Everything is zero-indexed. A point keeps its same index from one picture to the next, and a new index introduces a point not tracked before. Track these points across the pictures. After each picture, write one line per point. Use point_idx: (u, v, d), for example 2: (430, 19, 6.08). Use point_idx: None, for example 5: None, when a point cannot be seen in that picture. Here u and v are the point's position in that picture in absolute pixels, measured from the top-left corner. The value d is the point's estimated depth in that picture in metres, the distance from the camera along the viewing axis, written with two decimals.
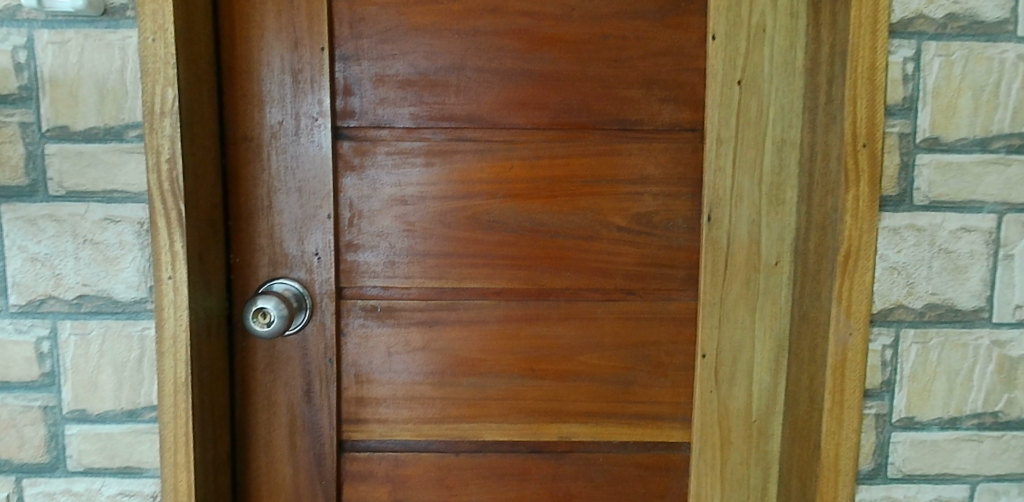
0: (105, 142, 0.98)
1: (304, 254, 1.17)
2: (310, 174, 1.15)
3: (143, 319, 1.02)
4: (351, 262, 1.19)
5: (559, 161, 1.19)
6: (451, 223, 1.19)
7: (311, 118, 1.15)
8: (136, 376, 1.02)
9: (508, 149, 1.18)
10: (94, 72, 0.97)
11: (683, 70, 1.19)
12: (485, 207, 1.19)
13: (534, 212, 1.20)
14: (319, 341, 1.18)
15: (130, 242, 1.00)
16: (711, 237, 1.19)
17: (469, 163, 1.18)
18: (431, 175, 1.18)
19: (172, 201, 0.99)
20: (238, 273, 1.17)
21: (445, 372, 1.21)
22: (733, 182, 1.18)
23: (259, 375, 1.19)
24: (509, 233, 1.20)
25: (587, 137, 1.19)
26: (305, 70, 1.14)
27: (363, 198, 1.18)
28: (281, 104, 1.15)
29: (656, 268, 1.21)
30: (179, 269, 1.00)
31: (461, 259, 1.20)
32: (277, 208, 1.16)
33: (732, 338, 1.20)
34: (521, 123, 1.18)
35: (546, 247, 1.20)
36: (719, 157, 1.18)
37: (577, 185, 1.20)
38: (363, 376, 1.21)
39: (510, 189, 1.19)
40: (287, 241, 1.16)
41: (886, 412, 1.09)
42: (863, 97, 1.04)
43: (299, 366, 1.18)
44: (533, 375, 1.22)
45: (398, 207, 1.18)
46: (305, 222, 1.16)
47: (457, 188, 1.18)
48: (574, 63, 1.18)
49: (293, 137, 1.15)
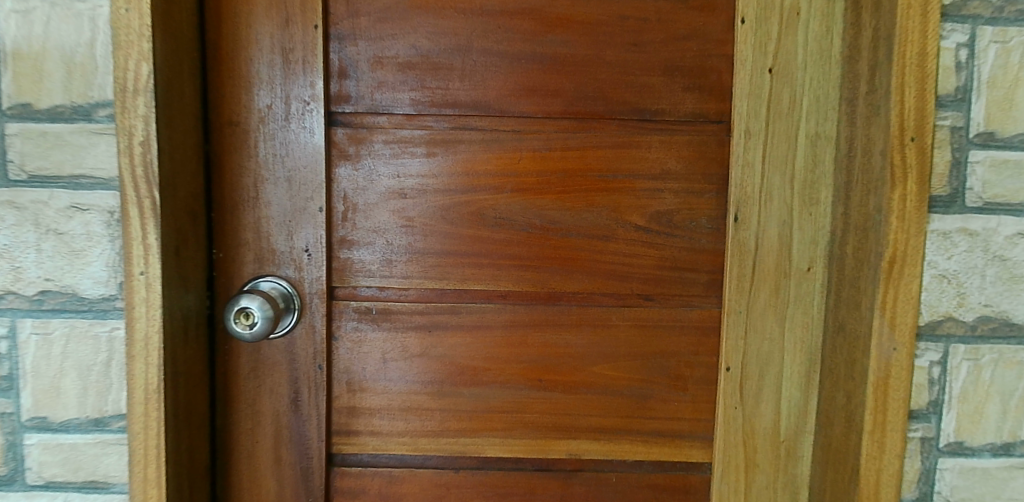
0: (71, 122, 0.90)
1: (293, 250, 1.07)
2: (301, 162, 1.06)
3: (112, 319, 0.92)
4: (344, 260, 1.09)
5: (573, 153, 1.09)
6: (454, 219, 1.09)
7: (302, 102, 1.05)
8: (103, 381, 0.93)
9: (517, 139, 1.08)
10: (62, 44, 0.89)
11: (709, 56, 1.09)
12: (491, 202, 1.09)
13: (544, 209, 1.10)
14: (308, 345, 1.08)
15: (98, 233, 0.91)
16: (738, 238, 1.08)
17: (474, 154, 1.08)
18: (433, 166, 1.08)
19: (145, 188, 0.90)
20: (221, 270, 1.07)
21: (446, 382, 1.12)
22: (763, 179, 1.08)
23: (242, 382, 1.09)
24: (516, 231, 1.10)
25: (604, 127, 1.09)
26: (296, 49, 1.04)
27: (358, 190, 1.08)
28: (270, 87, 1.05)
29: (676, 272, 1.11)
30: (152, 264, 0.91)
31: (464, 259, 1.10)
32: (264, 199, 1.06)
33: (759, 350, 1.10)
34: (531, 111, 1.08)
35: (557, 247, 1.10)
36: (747, 152, 1.07)
37: (591, 180, 1.10)
38: (356, 384, 1.11)
39: (519, 182, 1.09)
40: (276, 236, 1.07)
41: (932, 435, 0.98)
42: (912, 86, 0.93)
43: (286, 372, 1.09)
44: (540, 387, 1.12)
45: (397, 201, 1.09)
46: (294, 215, 1.06)
47: (461, 181, 1.09)
48: (590, 46, 1.08)
49: (282, 122, 1.06)
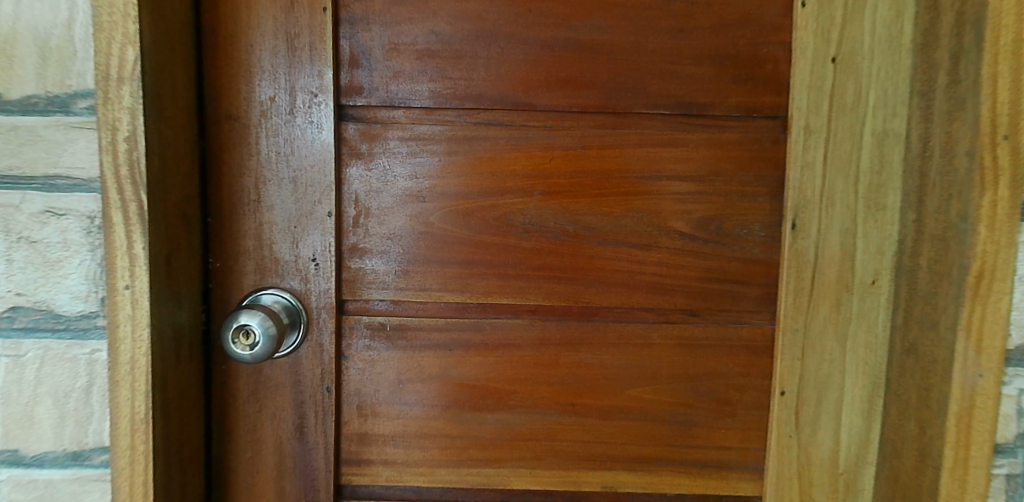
0: (46, 114, 0.79)
1: (299, 260, 0.96)
2: (308, 161, 0.94)
3: (92, 339, 0.81)
4: (355, 270, 0.98)
5: (611, 152, 0.97)
6: (478, 225, 0.98)
7: (310, 94, 0.94)
8: (82, 409, 0.82)
9: (549, 136, 0.97)
10: (35, 26, 0.78)
11: (764, 44, 0.97)
12: (519, 206, 0.98)
13: (578, 214, 0.98)
14: (315, 365, 0.97)
15: (76, 241, 0.80)
16: (795, 247, 0.97)
17: (500, 153, 0.97)
18: (454, 166, 0.97)
19: (131, 191, 0.79)
20: (218, 281, 0.96)
21: (467, 406, 1.00)
22: (825, 182, 0.97)
23: (241, 405, 0.98)
24: (547, 239, 0.98)
25: (646, 123, 0.97)
26: (302, 34, 0.93)
27: (371, 193, 0.97)
28: (272, 76, 0.94)
29: (724, 285, 0.99)
30: (138, 277, 0.80)
31: (489, 269, 0.99)
32: (267, 202, 0.95)
33: (818, 372, 0.99)
34: (564, 105, 0.96)
35: (592, 257, 0.99)
36: (807, 151, 0.96)
37: (631, 182, 0.97)
38: (367, 408, 1.00)
39: (551, 184, 0.97)
40: (279, 243, 0.96)
41: (1020, 472, 0.87)
42: (1007, 75, 0.81)
43: (290, 394, 0.98)
44: (572, 412, 1.01)
45: (414, 205, 0.97)
46: (300, 220, 0.95)
47: (486, 183, 0.97)
48: (631, 32, 0.96)
49: (286, 116, 0.94)
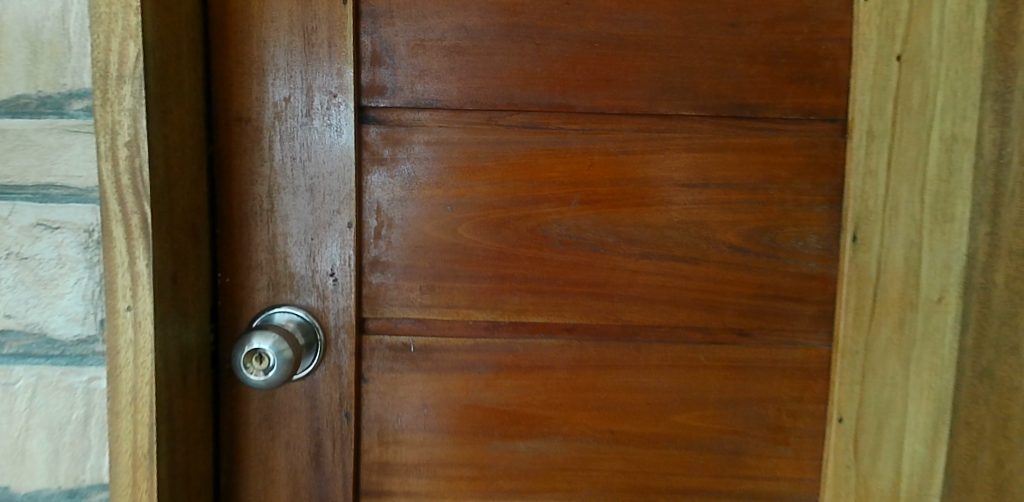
0: (38, 117, 0.71)
1: (316, 275, 0.88)
2: (326, 168, 0.87)
3: (89, 366, 0.73)
4: (377, 286, 0.90)
5: (656, 158, 0.89)
6: (510, 237, 0.90)
7: (328, 95, 0.86)
8: (78, 443, 0.74)
9: (588, 140, 0.89)
10: (25, 19, 0.70)
11: (822, 40, 0.89)
12: (555, 217, 0.90)
13: (620, 226, 0.90)
14: (332, 389, 0.89)
15: (72, 258, 0.72)
16: (856, 262, 0.90)
17: (534, 158, 0.89)
18: (485, 173, 0.89)
19: (132, 201, 0.71)
20: (228, 298, 0.88)
21: (497, 433, 0.92)
22: (889, 190, 0.88)
23: (253, 433, 0.90)
24: (584, 253, 0.90)
25: (694, 125, 0.89)
26: (319, 29, 0.85)
27: (394, 202, 0.89)
28: (287, 75, 0.86)
29: (777, 302, 0.92)
30: (141, 297, 0.72)
31: (522, 285, 0.91)
32: (281, 212, 0.87)
33: (880, 398, 0.91)
34: (605, 107, 0.89)
35: (634, 272, 0.91)
36: (870, 157, 0.88)
37: (678, 191, 0.90)
38: (388, 436, 0.92)
39: (589, 193, 0.90)
40: (294, 257, 0.88)
41: None
42: None
43: (306, 421, 0.90)
44: (612, 440, 0.93)
45: (440, 215, 0.89)
46: (317, 232, 0.87)
47: (519, 191, 0.89)
48: (677, 27, 0.88)
49: (302, 119, 0.86)
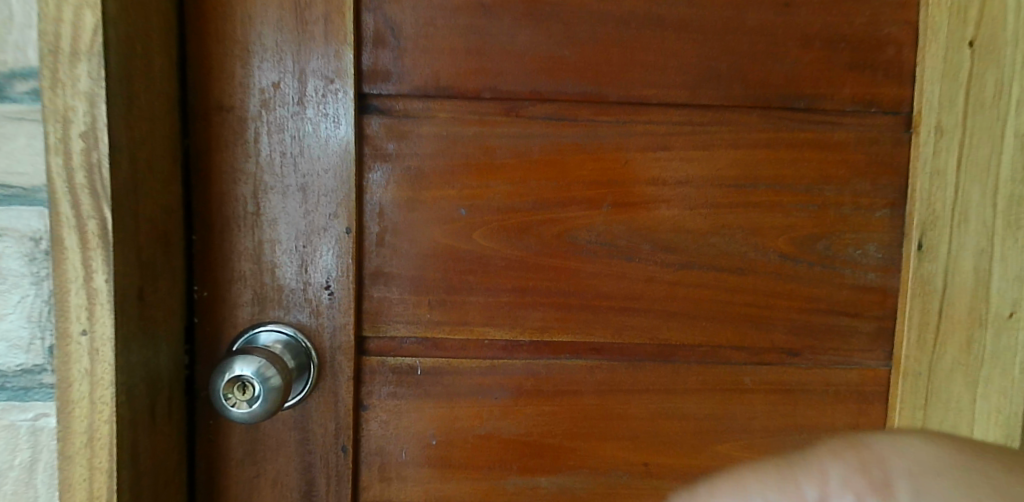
0: None
1: (308, 288, 0.76)
2: (321, 164, 0.75)
3: (36, 400, 0.61)
4: (379, 300, 0.78)
5: (699, 154, 0.80)
6: (532, 245, 0.79)
7: (324, 79, 0.74)
8: (24, 491, 0.62)
9: (622, 134, 0.79)
10: None
11: (885, 24, 0.79)
12: (584, 222, 0.79)
13: (656, 231, 0.80)
14: (327, 420, 0.77)
15: (16, 272, 0.60)
16: (921, 273, 0.80)
17: (561, 155, 0.78)
18: (505, 171, 0.78)
19: (89, 203, 0.59)
20: (206, 314, 0.76)
21: (517, 468, 0.81)
22: (957, 192, 0.78)
23: (235, 470, 0.78)
24: (616, 262, 0.80)
25: (741, 118, 0.80)
26: (314, 4, 0.74)
27: (400, 204, 0.78)
28: (276, 57, 0.74)
29: (831, 317, 0.82)
30: (100, 319, 0.60)
31: (546, 299, 0.80)
32: (267, 215, 0.76)
33: (944, 426, 0.80)
34: (641, 97, 0.78)
35: (673, 284, 0.81)
36: (938, 155, 0.79)
37: (724, 192, 0.80)
38: (392, 471, 0.80)
39: (623, 194, 0.79)
40: (284, 267, 0.76)
41: None
42: None
43: (297, 456, 0.78)
44: (647, 474, 0.82)
45: (453, 219, 0.78)
46: (310, 238, 0.76)
47: (543, 192, 0.79)
48: (724, 8, 0.78)
49: (293, 108, 0.74)
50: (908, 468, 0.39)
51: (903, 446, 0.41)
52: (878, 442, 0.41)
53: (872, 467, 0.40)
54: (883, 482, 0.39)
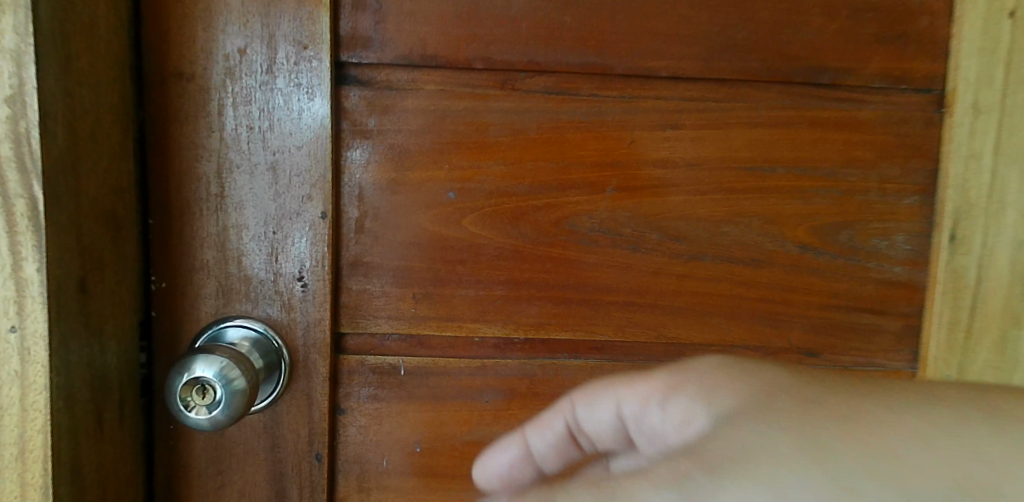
0: None
1: (278, 279, 0.68)
2: (292, 141, 0.67)
3: None
4: (358, 292, 0.71)
5: (713, 133, 0.72)
6: (528, 232, 0.72)
7: (296, 45, 0.66)
8: None
9: (627, 110, 0.71)
10: None
11: None
12: (585, 208, 0.72)
13: (664, 219, 0.73)
14: (300, 426, 0.70)
15: None
16: (952, 266, 0.73)
17: (561, 133, 0.71)
18: (499, 151, 0.71)
19: (14, 179, 0.50)
20: (164, 308, 0.68)
21: None
22: (996, 178, 0.71)
23: (197, 481, 0.70)
24: (621, 253, 0.73)
25: (759, 94, 0.72)
26: None
27: (381, 186, 0.70)
28: (241, 19, 0.66)
29: (853, 314, 0.76)
30: (30, 314, 0.51)
31: (543, 293, 0.72)
32: (233, 198, 0.68)
33: None
34: (650, 70, 0.71)
35: (682, 277, 0.74)
36: (975, 137, 0.72)
37: (739, 175, 0.73)
38: (373, 482, 0.73)
39: (628, 177, 0.72)
40: (251, 255, 0.68)
41: None
42: None
43: (267, 466, 0.70)
44: None
45: (441, 204, 0.71)
46: (281, 224, 0.68)
47: (541, 174, 0.71)
48: None
49: (260, 77, 0.66)
50: (701, 374, 0.42)
51: (711, 362, 0.43)
52: (697, 362, 0.44)
53: (679, 377, 0.43)
54: (691, 375, 0.42)
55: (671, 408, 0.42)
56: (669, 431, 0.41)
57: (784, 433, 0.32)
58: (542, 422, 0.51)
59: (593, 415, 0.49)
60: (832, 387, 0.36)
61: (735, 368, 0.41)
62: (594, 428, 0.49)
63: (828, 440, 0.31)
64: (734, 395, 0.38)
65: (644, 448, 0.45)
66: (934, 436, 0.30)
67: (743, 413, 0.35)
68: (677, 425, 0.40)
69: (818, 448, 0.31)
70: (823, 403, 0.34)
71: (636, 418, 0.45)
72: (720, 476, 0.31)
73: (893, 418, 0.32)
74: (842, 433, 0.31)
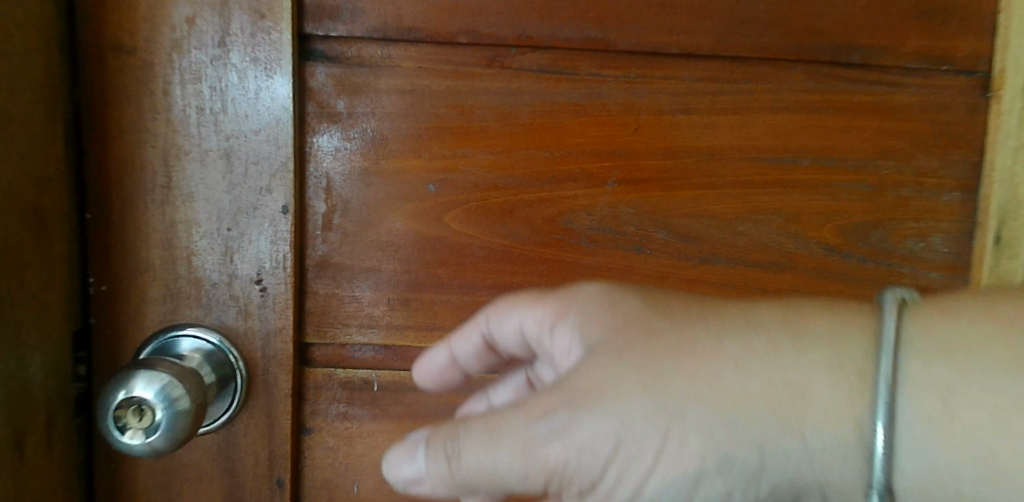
0: None
1: (234, 282, 0.60)
2: (249, 124, 0.59)
3: None
4: (325, 297, 0.63)
5: (728, 119, 0.64)
6: (519, 230, 0.64)
7: (253, 15, 0.58)
8: None
9: (631, 92, 0.63)
10: None
11: None
12: (584, 202, 0.64)
13: (673, 216, 0.65)
14: (259, 448, 0.62)
15: None
16: (997, 271, 0.66)
17: (557, 119, 0.63)
18: (486, 139, 0.63)
19: None
20: (105, 314, 0.60)
21: None
22: None
23: None
24: (623, 254, 0.65)
25: (782, 75, 0.64)
26: None
27: (352, 177, 0.61)
28: None
29: None
30: None
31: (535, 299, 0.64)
32: (182, 189, 0.59)
33: None
34: (658, 46, 0.62)
35: (692, 282, 0.65)
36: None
37: (758, 166, 0.65)
38: None
39: (632, 169, 0.64)
40: (203, 254, 0.60)
41: None
42: None
43: (222, 492, 0.62)
44: None
45: (420, 198, 0.62)
46: (236, 219, 0.59)
47: (533, 165, 0.63)
48: None
49: (213, 50, 0.58)
50: (588, 308, 0.45)
51: (596, 290, 0.47)
52: (586, 286, 0.48)
53: (568, 304, 0.47)
54: (571, 302, 0.47)
55: (559, 333, 0.48)
56: (560, 351, 0.48)
57: (629, 371, 0.39)
58: (460, 334, 0.56)
59: (504, 327, 0.54)
60: (685, 310, 0.42)
61: (613, 297, 0.45)
62: (507, 339, 0.55)
63: (661, 370, 0.39)
64: (602, 324, 0.44)
65: (545, 356, 0.52)
66: (749, 359, 0.39)
67: (604, 350, 0.41)
68: (568, 351, 0.46)
69: (653, 381, 0.39)
70: (675, 343, 0.40)
71: (537, 338, 0.51)
72: (580, 409, 0.39)
73: (715, 342, 0.40)
74: (682, 371, 0.39)
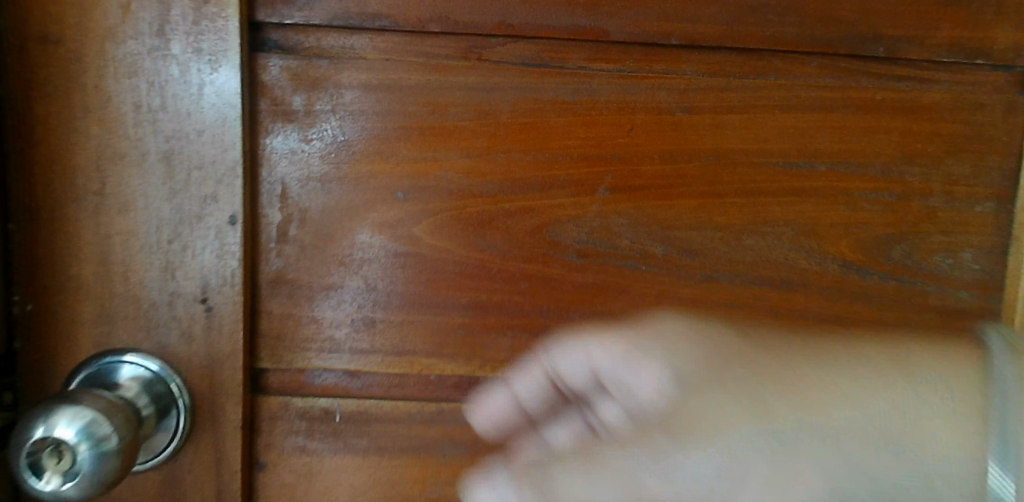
0: None
1: (176, 301, 0.53)
2: (193, 123, 0.52)
3: None
4: (281, 317, 0.56)
5: (736, 118, 0.57)
6: (499, 243, 0.57)
7: None
8: None
9: (627, 88, 0.56)
10: None
11: None
12: (573, 212, 0.57)
13: (672, 227, 0.58)
14: (207, 486, 0.55)
15: None
16: None
17: (542, 118, 0.56)
18: (461, 140, 0.56)
19: None
20: (32, 336, 0.53)
21: None
22: None
23: None
24: (617, 270, 0.58)
25: (797, 69, 0.57)
26: None
27: (310, 184, 0.54)
28: None
29: None
30: None
31: (519, 320, 0.58)
32: (117, 196, 0.52)
33: None
34: (656, 36, 0.56)
35: (693, 301, 0.59)
36: None
37: (769, 172, 0.58)
38: None
39: (627, 175, 0.57)
40: (141, 270, 0.53)
41: None
42: None
43: None
44: None
45: (387, 206, 0.55)
46: (179, 230, 0.53)
47: (515, 169, 0.56)
48: None
49: (151, 37, 0.51)
50: (653, 340, 0.41)
51: (661, 321, 0.42)
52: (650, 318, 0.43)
53: (631, 336, 0.43)
54: (634, 332, 0.43)
55: (629, 369, 0.42)
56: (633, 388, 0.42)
57: (727, 393, 0.36)
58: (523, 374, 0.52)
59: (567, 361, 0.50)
60: (772, 347, 0.39)
61: (698, 330, 0.41)
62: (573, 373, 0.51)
63: (758, 394, 0.36)
64: (678, 352, 0.40)
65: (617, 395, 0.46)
66: (873, 383, 0.38)
67: (703, 380, 0.37)
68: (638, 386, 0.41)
69: (763, 410, 0.36)
70: (772, 376, 0.37)
71: (606, 367, 0.45)
72: (676, 426, 0.35)
73: (813, 376, 0.37)
74: (798, 405, 0.36)
